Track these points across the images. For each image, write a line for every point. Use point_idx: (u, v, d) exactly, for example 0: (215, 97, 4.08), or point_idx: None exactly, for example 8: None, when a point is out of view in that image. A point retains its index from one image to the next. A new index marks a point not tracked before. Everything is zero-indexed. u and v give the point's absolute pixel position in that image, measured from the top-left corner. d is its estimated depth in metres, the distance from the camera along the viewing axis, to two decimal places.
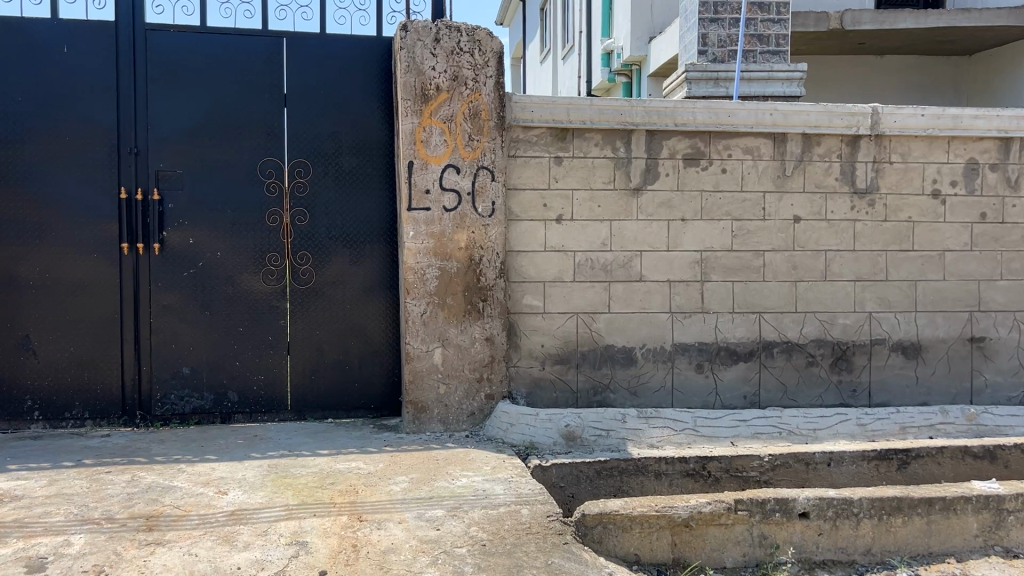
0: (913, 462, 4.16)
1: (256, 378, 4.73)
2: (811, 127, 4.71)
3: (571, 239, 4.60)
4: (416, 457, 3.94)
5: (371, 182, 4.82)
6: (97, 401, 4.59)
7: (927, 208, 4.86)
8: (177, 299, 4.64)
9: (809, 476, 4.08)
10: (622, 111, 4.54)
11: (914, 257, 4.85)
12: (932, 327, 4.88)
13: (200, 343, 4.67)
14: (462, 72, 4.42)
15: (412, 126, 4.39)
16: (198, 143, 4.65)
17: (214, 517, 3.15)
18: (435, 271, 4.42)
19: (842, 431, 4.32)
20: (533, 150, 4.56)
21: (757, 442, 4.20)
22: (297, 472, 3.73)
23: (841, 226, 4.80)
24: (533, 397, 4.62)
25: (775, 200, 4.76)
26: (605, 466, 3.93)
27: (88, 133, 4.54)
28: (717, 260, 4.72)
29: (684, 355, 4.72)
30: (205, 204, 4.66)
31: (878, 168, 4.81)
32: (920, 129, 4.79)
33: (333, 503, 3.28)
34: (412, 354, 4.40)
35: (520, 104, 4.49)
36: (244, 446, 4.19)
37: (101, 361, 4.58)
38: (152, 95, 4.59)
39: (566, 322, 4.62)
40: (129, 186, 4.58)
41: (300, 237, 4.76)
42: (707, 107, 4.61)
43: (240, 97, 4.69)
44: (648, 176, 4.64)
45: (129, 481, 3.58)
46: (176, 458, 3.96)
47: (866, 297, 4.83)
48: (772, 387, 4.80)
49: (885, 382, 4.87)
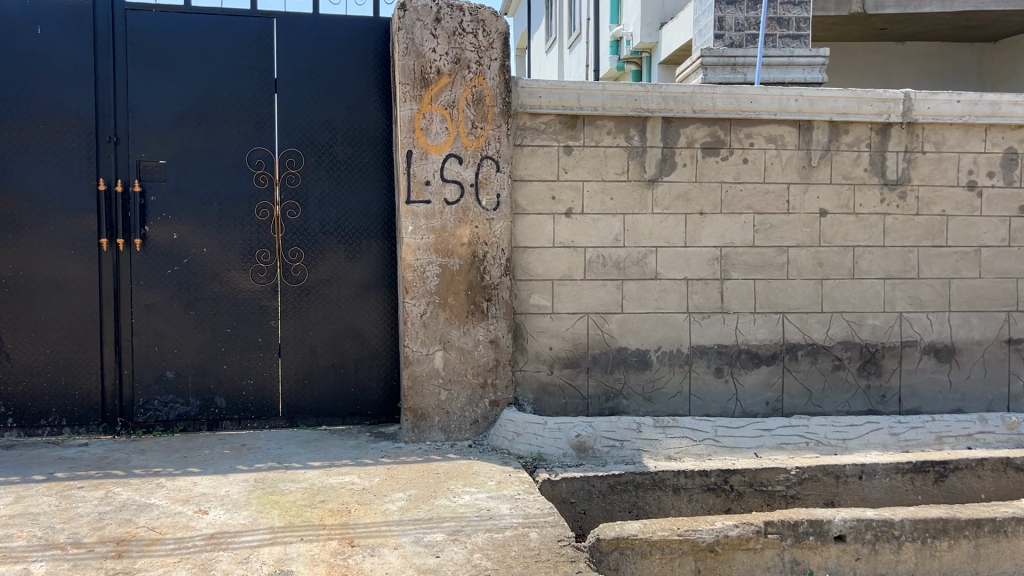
0: (952, 475, 3.84)
1: (245, 382, 4.44)
2: (839, 114, 4.40)
3: (581, 234, 4.29)
4: (415, 471, 3.65)
5: (368, 173, 4.51)
6: (74, 408, 4.30)
7: (962, 201, 4.54)
8: (160, 298, 4.35)
9: (840, 490, 3.77)
10: (637, 97, 4.23)
11: (948, 254, 4.54)
12: (967, 328, 4.56)
13: (185, 346, 4.38)
14: (465, 55, 4.10)
15: (411, 112, 4.07)
16: (182, 132, 4.35)
17: (192, 542, 2.86)
18: (436, 268, 4.11)
19: (874, 441, 3.99)
20: (541, 138, 4.25)
21: (783, 454, 3.88)
22: (285, 487, 3.44)
23: (870, 220, 4.48)
24: (541, 404, 4.32)
25: (800, 192, 4.44)
26: (620, 480, 3.63)
27: (64, 119, 4.24)
28: (737, 256, 4.41)
29: (702, 359, 4.41)
30: (190, 196, 4.36)
31: (910, 158, 4.49)
32: (955, 116, 4.46)
33: (323, 526, 2.99)
34: (411, 358, 4.10)
35: (527, 89, 4.18)
36: (230, 457, 3.89)
37: (79, 365, 4.29)
38: (133, 80, 4.29)
39: (575, 323, 4.31)
40: (108, 177, 4.28)
41: (292, 231, 4.45)
42: (727, 93, 4.31)
43: (227, 82, 4.38)
44: (664, 166, 4.33)
45: (101, 499, 3.29)
46: (156, 471, 3.67)
47: (896, 297, 4.51)
48: (795, 393, 4.48)
49: (915, 387, 4.55)
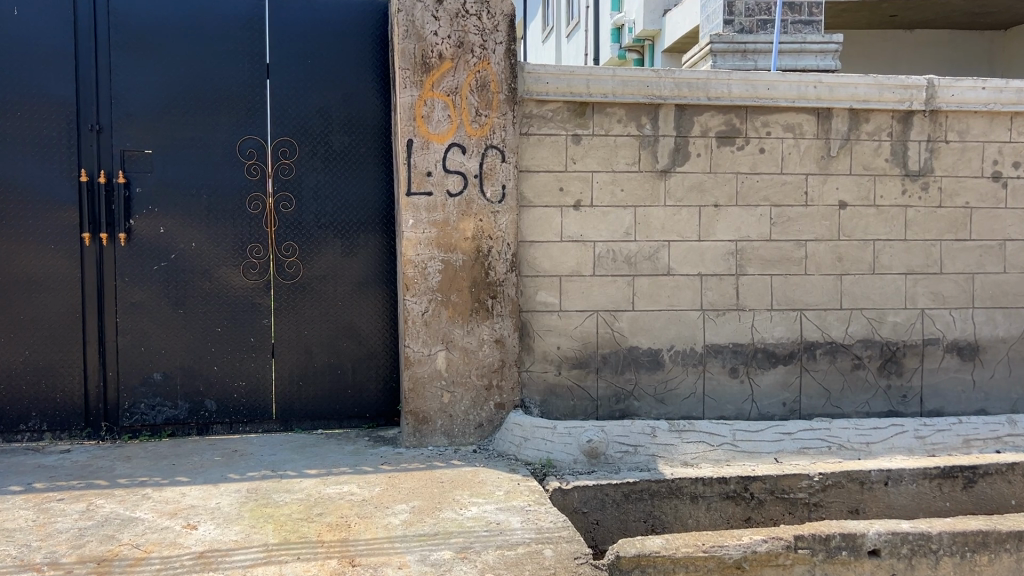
0: (981, 481, 3.65)
1: (237, 384, 4.22)
2: (859, 101, 4.19)
3: (590, 228, 4.08)
4: (418, 480, 3.44)
5: (365, 164, 4.28)
6: (56, 412, 4.07)
7: (986, 192, 4.35)
8: (146, 295, 4.12)
9: (865, 497, 3.58)
10: (649, 83, 4.02)
11: (971, 248, 4.35)
12: (991, 325, 4.38)
13: (173, 346, 4.16)
14: (468, 38, 3.88)
15: (410, 99, 3.85)
16: (168, 120, 4.11)
17: (179, 562, 2.65)
18: (438, 265, 3.90)
19: (899, 444, 3.81)
20: (548, 127, 4.03)
21: (804, 459, 3.70)
22: (280, 498, 3.22)
23: (891, 213, 4.29)
24: (548, 406, 4.12)
25: (818, 183, 4.23)
26: (634, 489, 3.43)
27: (42, 106, 3.99)
28: (754, 251, 4.20)
29: (716, 358, 4.21)
30: (178, 188, 4.12)
31: (933, 148, 4.30)
32: (980, 104, 4.26)
33: (321, 542, 2.79)
34: (412, 359, 3.89)
35: (534, 74, 3.96)
36: (220, 465, 3.68)
37: (61, 366, 4.06)
38: (116, 64, 4.05)
39: (585, 321, 4.10)
40: (90, 168, 4.04)
41: (285, 225, 4.23)
42: (743, 79, 4.10)
43: (217, 67, 4.14)
44: (677, 156, 4.12)
45: (82, 513, 3.08)
46: (142, 481, 3.46)
47: (918, 293, 4.32)
48: (813, 393, 4.29)
49: (937, 387, 4.36)
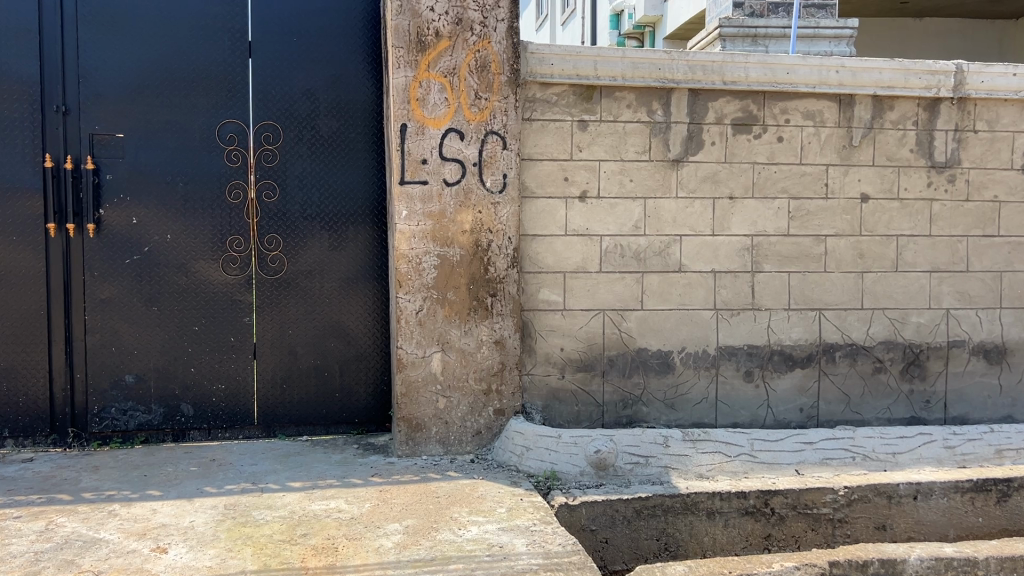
0: (1016, 495, 3.43)
1: (216, 387, 3.92)
2: (884, 87, 3.91)
3: (597, 220, 3.80)
4: (412, 494, 3.17)
5: (355, 151, 3.98)
6: (19, 418, 3.76)
7: (1016, 185, 4.10)
8: (117, 291, 3.81)
9: (893, 513, 3.33)
10: (661, 65, 3.74)
11: (1000, 244, 4.10)
12: (1019, 327, 4.13)
13: (146, 345, 3.85)
14: (467, 14, 3.57)
15: (405, 80, 3.55)
16: (142, 102, 3.79)
17: None
18: (434, 260, 3.61)
19: (927, 455, 3.56)
20: (552, 111, 3.74)
21: (827, 471, 3.45)
22: (259, 517, 2.93)
23: (915, 207, 4.03)
24: (550, 412, 3.84)
25: (839, 175, 3.97)
26: (646, 505, 3.16)
27: (2, 84, 3.66)
28: (771, 246, 3.94)
29: (730, 361, 3.95)
30: (152, 175, 3.81)
31: (961, 138, 4.03)
32: (1011, 91, 4.00)
33: (305, 569, 2.51)
34: (405, 361, 3.61)
35: (537, 55, 3.66)
36: (197, 476, 3.38)
37: (24, 368, 3.74)
38: (84, 41, 3.72)
39: (590, 321, 3.83)
40: (55, 154, 3.72)
41: (268, 216, 3.92)
42: (761, 62, 3.81)
43: (194, 45, 3.82)
44: (690, 145, 3.84)
45: (40, 534, 2.77)
46: (109, 496, 3.15)
47: (943, 292, 4.07)
48: (832, 399, 4.04)
49: (963, 391, 4.12)
